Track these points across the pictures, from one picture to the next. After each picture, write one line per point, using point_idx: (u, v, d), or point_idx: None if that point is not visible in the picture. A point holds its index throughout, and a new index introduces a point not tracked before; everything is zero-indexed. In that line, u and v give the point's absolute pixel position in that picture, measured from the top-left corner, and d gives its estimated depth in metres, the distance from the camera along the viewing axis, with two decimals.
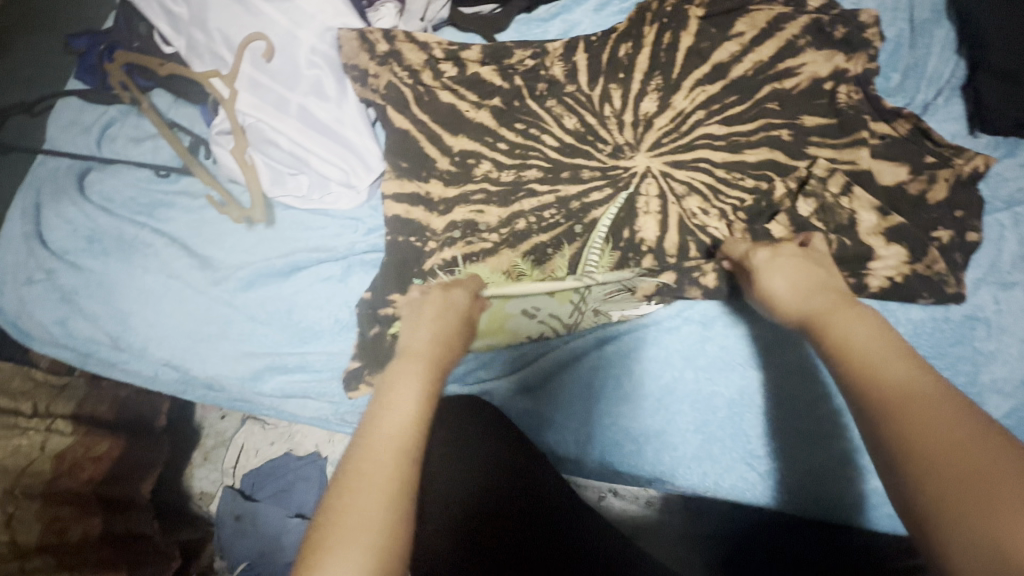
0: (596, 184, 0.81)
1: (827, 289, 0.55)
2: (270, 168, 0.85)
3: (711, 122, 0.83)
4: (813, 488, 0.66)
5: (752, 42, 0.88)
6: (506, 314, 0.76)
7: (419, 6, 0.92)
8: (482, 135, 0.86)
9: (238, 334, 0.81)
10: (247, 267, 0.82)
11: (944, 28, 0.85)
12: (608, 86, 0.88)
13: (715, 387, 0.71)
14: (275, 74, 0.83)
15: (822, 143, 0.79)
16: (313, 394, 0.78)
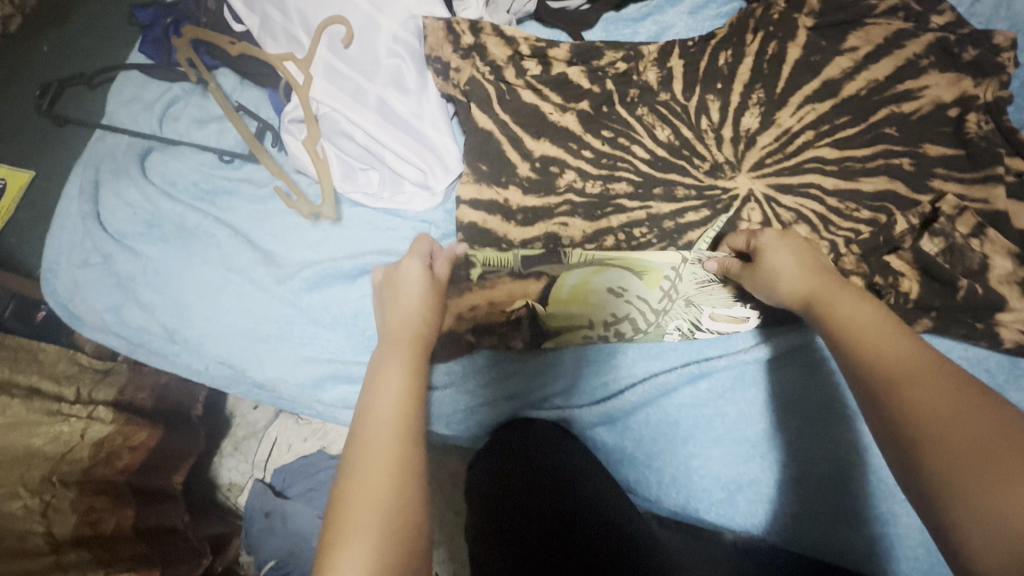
0: (692, 204, 0.74)
1: (832, 278, 0.54)
2: (342, 161, 0.80)
3: (821, 144, 0.77)
4: (915, 552, 0.61)
5: (865, 59, 0.81)
6: (591, 289, 0.71)
7: None
8: (568, 141, 0.81)
9: (298, 337, 0.76)
10: (312, 267, 0.77)
11: None
12: (706, 97, 0.82)
13: (817, 438, 0.65)
14: (352, 61, 0.78)
15: (942, 178, 0.74)
16: None
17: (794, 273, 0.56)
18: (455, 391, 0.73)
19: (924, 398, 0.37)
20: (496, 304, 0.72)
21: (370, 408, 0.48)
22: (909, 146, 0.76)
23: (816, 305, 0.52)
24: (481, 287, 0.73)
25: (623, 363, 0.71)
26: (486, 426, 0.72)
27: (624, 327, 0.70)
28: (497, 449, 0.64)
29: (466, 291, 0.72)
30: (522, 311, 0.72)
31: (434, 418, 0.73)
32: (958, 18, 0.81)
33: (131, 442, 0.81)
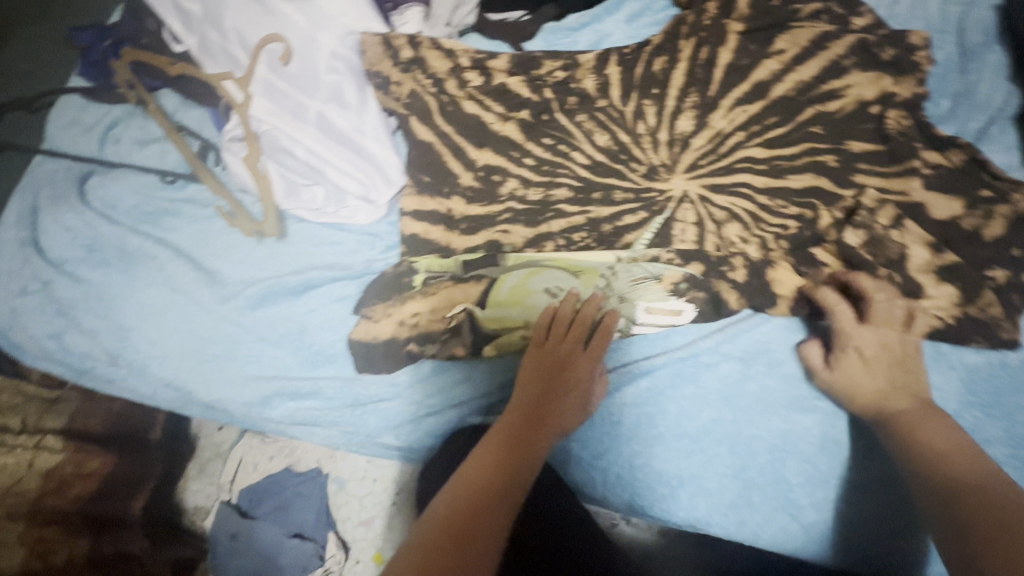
0: (630, 206, 0.75)
1: (906, 384, 0.65)
2: (284, 178, 0.81)
3: (752, 144, 0.80)
4: (851, 536, 0.63)
5: (793, 61, 0.84)
6: (529, 291, 0.73)
7: (444, 10, 0.85)
8: (509, 150, 0.82)
9: (245, 355, 0.77)
10: (257, 284, 0.78)
11: (995, 52, 0.81)
12: (642, 102, 0.84)
13: (755, 429, 0.67)
14: (291, 78, 0.79)
15: (868, 172, 0.76)
16: (325, 422, 0.74)
17: (867, 377, 0.66)
18: (401, 403, 0.73)
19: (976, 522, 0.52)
20: (437, 310, 0.74)
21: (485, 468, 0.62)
22: (835, 143, 0.79)
23: (895, 416, 0.64)
24: (424, 293, 0.75)
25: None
26: (434, 435, 0.73)
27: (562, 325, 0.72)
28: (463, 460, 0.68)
29: (408, 298, 0.75)
30: (461, 316, 0.73)
31: (382, 430, 0.73)
32: (878, 19, 0.84)
33: (83, 469, 0.76)
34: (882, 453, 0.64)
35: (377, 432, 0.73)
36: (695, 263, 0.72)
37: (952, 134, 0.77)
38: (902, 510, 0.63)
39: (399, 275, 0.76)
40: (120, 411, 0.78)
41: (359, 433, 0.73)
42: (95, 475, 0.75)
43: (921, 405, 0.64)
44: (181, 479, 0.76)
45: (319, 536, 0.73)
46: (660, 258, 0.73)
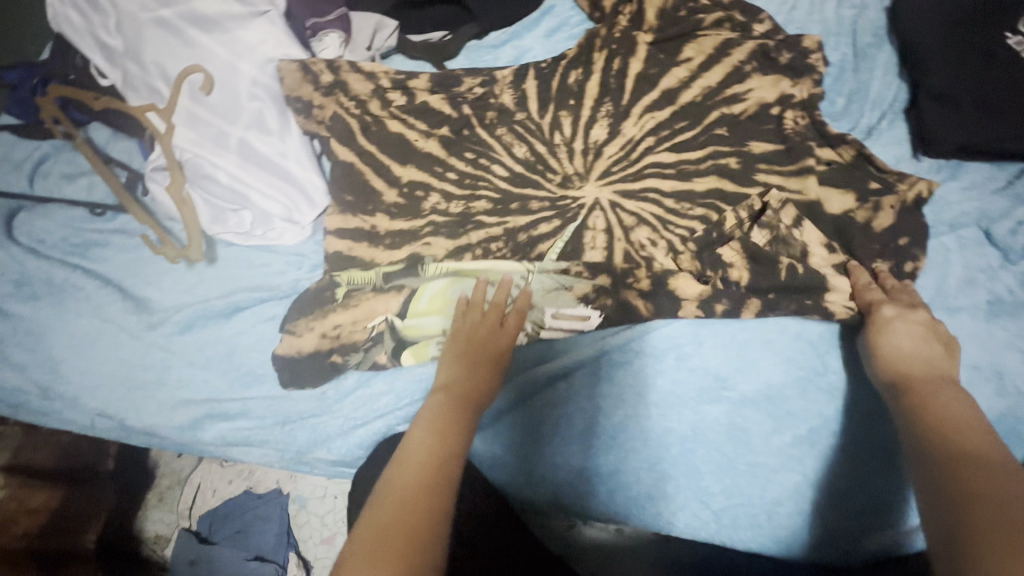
0: (545, 215, 0.79)
1: (935, 368, 0.60)
2: (209, 204, 0.82)
3: (661, 150, 0.83)
4: (766, 524, 0.66)
5: (700, 68, 0.88)
6: (447, 299, 0.74)
7: (364, 36, 0.91)
8: (431, 166, 0.85)
9: (175, 380, 0.78)
10: (184, 309, 0.80)
11: (885, 51, 0.86)
12: (558, 114, 0.87)
13: (668, 422, 0.70)
14: (214, 108, 0.81)
15: (771, 169, 0.80)
16: (257, 441, 0.75)
17: (908, 350, 0.62)
18: (329, 419, 0.74)
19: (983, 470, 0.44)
20: (357, 322, 0.76)
21: (432, 444, 0.54)
22: (739, 145, 0.82)
23: (916, 391, 0.57)
24: (346, 304, 0.77)
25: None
26: (364, 449, 0.73)
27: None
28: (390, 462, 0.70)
29: (331, 310, 0.77)
30: (382, 325, 0.75)
31: (313, 447, 0.74)
32: (776, 25, 0.89)
33: (29, 504, 0.81)
34: (787, 438, 0.68)
35: (306, 449, 0.74)
36: (603, 274, 0.75)
37: (845, 131, 0.82)
38: (806, 491, 0.66)
39: (322, 289, 0.79)
40: (65, 445, 0.83)
41: (290, 450, 0.74)
42: (44, 509, 0.81)
43: (921, 372, 0.59)
44: (138, 507, 0.85)
45: (280, 556, 0.82)
46: (570, 270, 0.75)
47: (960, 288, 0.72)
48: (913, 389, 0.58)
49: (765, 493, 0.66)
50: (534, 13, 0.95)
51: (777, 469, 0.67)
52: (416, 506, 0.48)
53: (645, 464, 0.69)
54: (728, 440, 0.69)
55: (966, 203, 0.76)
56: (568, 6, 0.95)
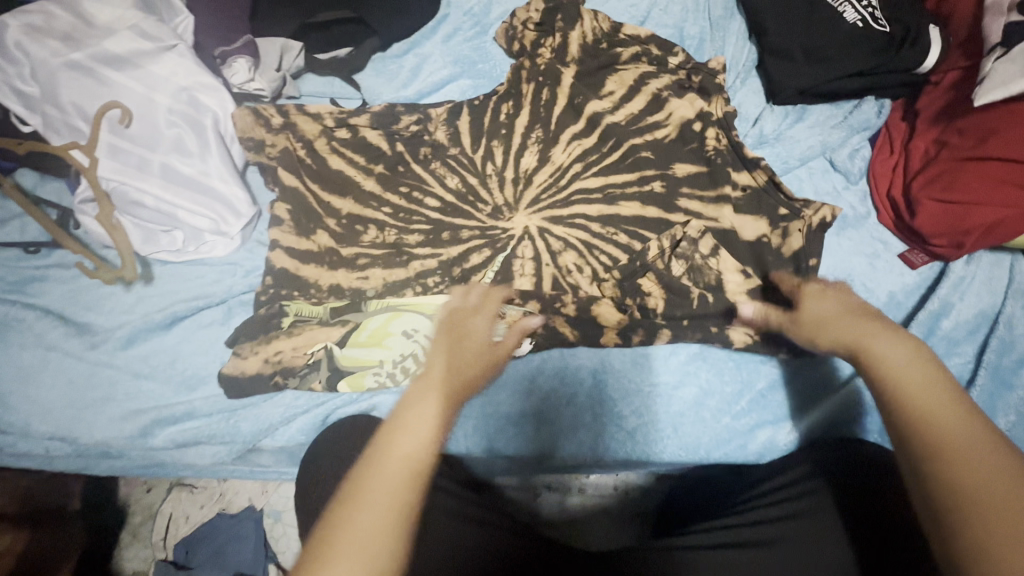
0: (476, 245, 0.84)
1: (865, 320, 0.53)
2: (140, 228, 0.87)
3: (588, 175, 0.88)
4: (683, 439, 0.72)
5: (622, 99, 0.93)
6: (387, 332, 0.79)
7: (272, 58, 0.99)
8: (368, 200, 0.90)
9: (123, 394, 0.81)
10: (125, 326, 0.84)
11: (736, 21, 0.98)
12: (490, 144, 0.93)
13: (579, 359, 0.76)
14: (134, 138, 0.88)
15: (686, 184, 0.85)
16: (205, 438, 0.79)
17: (831, 311, 0.57)
18: (271, 407, 0.79)
19: (963, 456, 0.40)
20: (299, 348, 0.79)
21: (393, 482, 0.40)
22: (659, 163, 0.87)
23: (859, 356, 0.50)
24: (291, 332, 0.80)
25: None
26: (305, 428, 0.78)
27: (410, 364, 0.79)
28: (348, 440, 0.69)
29: (274, 337, 0.80)
30: (320, 353, 0.79)
31: (259, 436, 0.78)
32: (689, 55, 0.95)
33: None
34: (681, 360, 0.75)
35: (253, 438, 0.78)
36: (534, 301, 0.78)
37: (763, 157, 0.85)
38: (719, 414, 0.73)
39: (269, 315, 0.81)
40: (31, 489, 0.91)
41: (236, 442, 0.78)
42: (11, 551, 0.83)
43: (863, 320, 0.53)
44: (116, 548, 0.98)
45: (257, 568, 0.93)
46: (503, 298, 0.78)
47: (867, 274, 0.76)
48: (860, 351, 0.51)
49: (687, 439, 0.72)
50: (431, 22, 1.10)
51: (677, 391, 0.74)
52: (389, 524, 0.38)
53: (578, 422, 0.74)
54: (660, 401, 0.74)
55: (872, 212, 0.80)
56: (461, 13, 1.10)
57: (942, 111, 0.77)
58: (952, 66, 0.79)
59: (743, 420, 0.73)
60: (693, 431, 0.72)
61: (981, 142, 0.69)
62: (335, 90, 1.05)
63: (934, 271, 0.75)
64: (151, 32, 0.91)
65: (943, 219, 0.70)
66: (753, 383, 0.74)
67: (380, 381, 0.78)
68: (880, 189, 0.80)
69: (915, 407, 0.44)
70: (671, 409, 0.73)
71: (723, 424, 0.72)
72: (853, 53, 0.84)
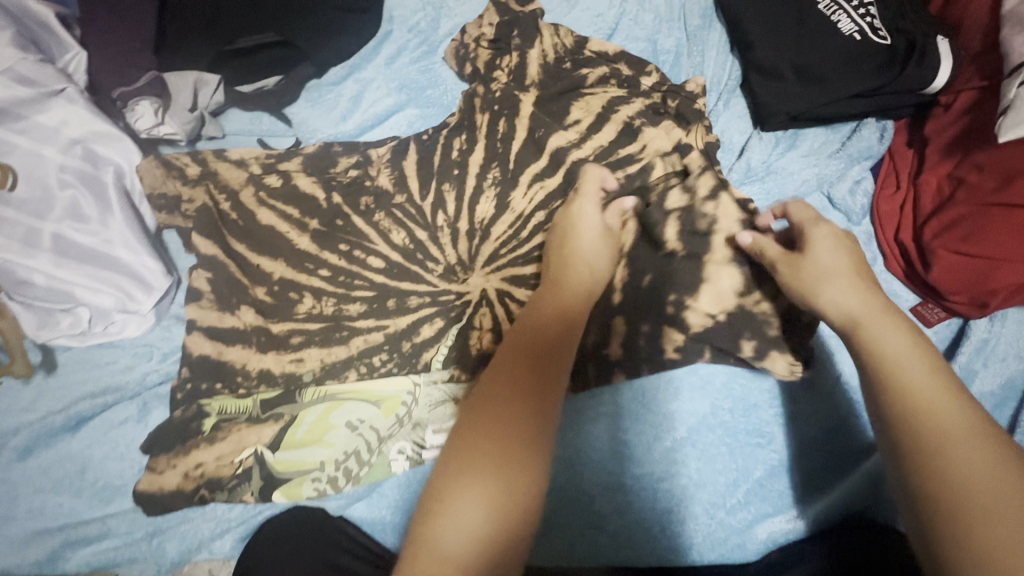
0: (426, 315, 0.73)
1: (873, 293, 0.57)
2: (33, 310, 0.74)
3: (552, 225, 0.76)
4: (674, 540, 0.63)
5: (589, 129, 0.82)
6: (327, 425, 0.69)
7: (184, 96, 0.85)
8: (302, 262, 0.78)
9: (25, 512, 0.69)
10: (23, 432, 0.71)
11: (716, 31, 0.87)
12: (441, 189, 0.80)
13: (549, 450, 0.66)
14: (19, 204, 0.73)
15: (669, 226, 0.73)
16: (124, 561, 0.68)
17: (832, 258, 0.61)
18: (200, 521, 0.68)
19: (942, 429, 0.46)
20: (223, 457, 0.68)
21: (489, 451, 0.47)
22: (639, 204, 0.75)
23: (860, 330, 0.55)
24: (213, 438, 0.69)
25: (379, 484, 0.68)
26: (240, 544, 0.67)
27: (353, 464, 0.68)
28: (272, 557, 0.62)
29: (193, 446, 0.69)
30: (251, 460, 0.68)
31: (188, 556, 0.67)
32: (662, 76, 0.84)
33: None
34: (666, 445, 0.65)
35: (181, 559, 0.67)
36: None
37: (751, 196, 0.75)
38: (711, 508, 0.63)
39: (187, 420, 0.70)
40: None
41: (163, 564, 0.67)
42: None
43: (854, 293, 0.58)
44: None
45: None
46: (456, 376, 0.70)
47: None
48: (862, 329, 0.55)
49: (677, 539, 0.63)
50: (372, 42, 0.96)
51: (664, 481, 0.64)
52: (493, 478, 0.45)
53: (552, 523, 0.64)
54: (645, 497, 0.64)
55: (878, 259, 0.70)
56: (405, 30, 0.96)
57: (955, 142, 0.68)
58: (964, 86, 0.69)
59: (740, 514, 0.63)
60: (684, 529, 0.63)
61: (1004, 186, 0.61)
62: (263, 128, 0.91)
63: (951, 329, 0.66)
64: (31, 76, 0.74)
65: (963, 275, 0.63)
66: (751, 471, 0.65)
67: (320, 489, 0.67)
68: (888, 230, 0.70)
69: (903, 387, 0.49)
70: (658, 505, 0.64)
71: (717, 522, 0.63)
72: (850, 71, 0.73)
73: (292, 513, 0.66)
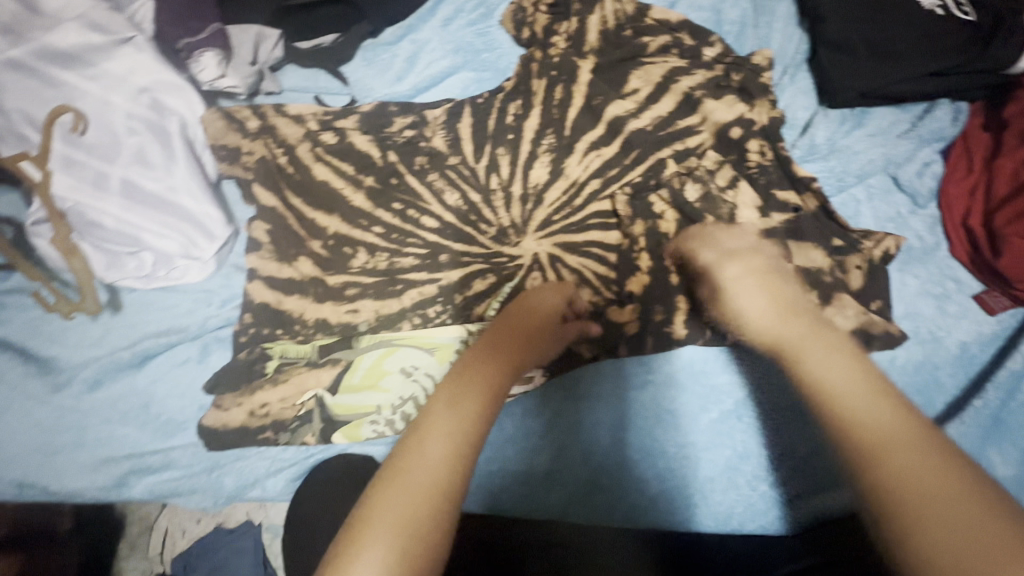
0: (479, 272, 0.74)
1: (799, 322, 0.51)
2: (103, 252, 0.78)
3: (607, 192, 0.76)
4: (715, 504, 0.64)
5: (647, 100, 0.80)
6: (382, 371, 0.71)
7: (247, 49, 0.87)
8: (356, 218, 0.80)
9: (96, 439, 0.74)
10: (92, 365, 0.76)
11: (784, 3, 0.84)
12: (495, 153, 0.81)
13: (595, 414, 0.68)
14: (90, 148, 0.77)
15: (729, 199, 0.72)
16: (185, 491, 0.72)
17: (748, 296, 0.57)
18: (256, 460, 0.71)
19: (906, 454, 0.35)
20: (287, 399, 0.71)
21: (445, 442, 0.43)
22: (698, 175, 0.74)
23: (788, 354, 0.48)
24: (276, 380, 0.72)
25: None
26: (293, 483, 0.71)
27: (410, 409, 0.70)
28: (330, 486, 0.66)
29: (258, 387, 0.72)
30: (311, 403, 0.71)
31: (243, 491, 0.71)
32: (726, 47, 0.81)
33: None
34: (710, 416, 0.67)
35: (235, 494, 0.71)
36: None
37: (814, 173, 0.73)
38: (752, 478, 0.64)
39: (251, 361, 0.73)
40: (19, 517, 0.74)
41: (221, 496, 0.71)
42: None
43: (769, 304, 0.55)
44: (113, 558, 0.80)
45: None
46: None
47: (938, 319, 0.65)
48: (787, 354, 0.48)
49: (718, 507, 0.64)
50: (430, 3, 0.96)
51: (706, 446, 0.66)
52: (416, 507, 0.39)
53: (594, 484, 0.66)
54: (688, 465, 0.65)
55: (942, 242, 0.69)
56: None
57: None
58: None
59: (782, 488, 0.64)
60: (724, 499, 0.64)
61: None
62: (319, 84, 0.91)
63: (1015, 318, 0.65)
64: (103, 23, 0.76)
65: None
66: (797, 448, 0.65)
67: (378, 431, 0.70)
68: (957, 214, 0.69)
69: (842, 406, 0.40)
70: (700, 474, 0.65)
71: (759, 494, 0.64)
72: (928, 46, 0.71)
73: (348, 455, 0.69)
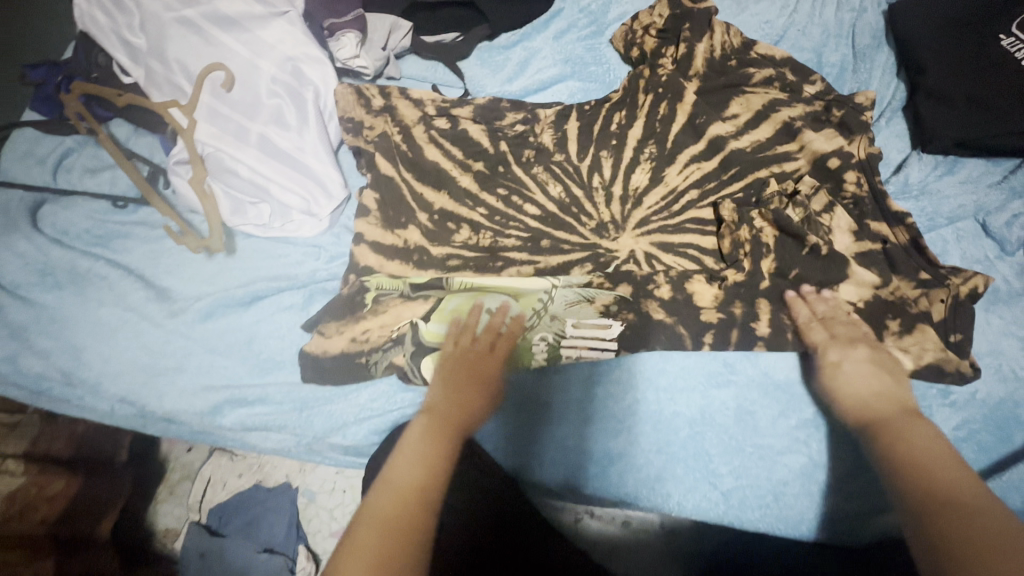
0: (579, 258, 0.79)
1: (900, 399, 0.64)
2: (230, 198, 0.85)
3: (703, 204, 0.82)
4: (779, 506, 0.66)
5: (746, 124, 0.85)
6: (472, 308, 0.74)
7: (380, 35, 0.95)
8: (463, 198, 0.85)
9: (196, 367, 0.80)
10: (207, 298, 0.83)
11: (884, 54, 0.90)
12: (599, 154, 0.86)
13: (676, 407, 0.71)
14: (235, 104, 0.85)
15: (824, 222, 0.77)
16: (275, 427, 0.76)
17: (857, 380, 0.66)
18: (345, 405, 0.76)
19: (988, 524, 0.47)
20: (385, 325, 0.76)
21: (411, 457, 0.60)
22: (798, 199, 0.78)
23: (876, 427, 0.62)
24: (376, 310, 0.77)
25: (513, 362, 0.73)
26: (372, 435, 0.75)
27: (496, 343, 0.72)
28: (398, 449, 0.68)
29: (361, 317, 0.77)
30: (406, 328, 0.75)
31: (330, 433, 0.75)
32: (827, 86, 0.86)
33: (48, 492, 0.75)
34: (792, 423, 0.69)
35: (323, 435, 0.75)
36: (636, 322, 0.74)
37: (906, 210, 0.77)
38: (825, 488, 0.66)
39: (353, 294, 0.79)
40: (86, 436, 0.81)
41: (306, 435, 0.75)
42: (59, 497, 0.75)
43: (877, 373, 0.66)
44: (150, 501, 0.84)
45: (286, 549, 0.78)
46: (592, 283, 0.76)
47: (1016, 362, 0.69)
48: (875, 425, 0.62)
49: (789, 511, 0.66)
50: (544, 16, 1.03)
51: (784, 449, 0.68)
52: (398, 512, 0.54)
53: (667, 473, 0.68)
54: (764, 467, 0.68)
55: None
56: (576, 10, 1.03)
57: None
58: None
59: (856, 502, 0.65)
60: (798, 505, 0.66)
61: None
62: (437, 76, 0.99)
63: None
64: None
65: None
66: None
67: None
68: None
69: (923, 472, 0.54)
70: (773, 477, 0.67)
71: (831, 503, 0.66)
72: None
73: None
